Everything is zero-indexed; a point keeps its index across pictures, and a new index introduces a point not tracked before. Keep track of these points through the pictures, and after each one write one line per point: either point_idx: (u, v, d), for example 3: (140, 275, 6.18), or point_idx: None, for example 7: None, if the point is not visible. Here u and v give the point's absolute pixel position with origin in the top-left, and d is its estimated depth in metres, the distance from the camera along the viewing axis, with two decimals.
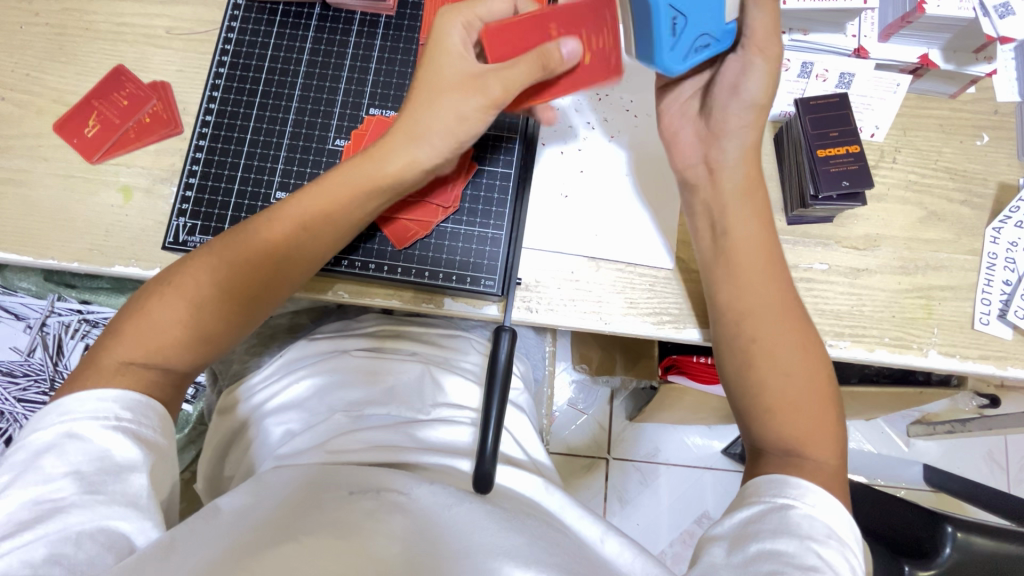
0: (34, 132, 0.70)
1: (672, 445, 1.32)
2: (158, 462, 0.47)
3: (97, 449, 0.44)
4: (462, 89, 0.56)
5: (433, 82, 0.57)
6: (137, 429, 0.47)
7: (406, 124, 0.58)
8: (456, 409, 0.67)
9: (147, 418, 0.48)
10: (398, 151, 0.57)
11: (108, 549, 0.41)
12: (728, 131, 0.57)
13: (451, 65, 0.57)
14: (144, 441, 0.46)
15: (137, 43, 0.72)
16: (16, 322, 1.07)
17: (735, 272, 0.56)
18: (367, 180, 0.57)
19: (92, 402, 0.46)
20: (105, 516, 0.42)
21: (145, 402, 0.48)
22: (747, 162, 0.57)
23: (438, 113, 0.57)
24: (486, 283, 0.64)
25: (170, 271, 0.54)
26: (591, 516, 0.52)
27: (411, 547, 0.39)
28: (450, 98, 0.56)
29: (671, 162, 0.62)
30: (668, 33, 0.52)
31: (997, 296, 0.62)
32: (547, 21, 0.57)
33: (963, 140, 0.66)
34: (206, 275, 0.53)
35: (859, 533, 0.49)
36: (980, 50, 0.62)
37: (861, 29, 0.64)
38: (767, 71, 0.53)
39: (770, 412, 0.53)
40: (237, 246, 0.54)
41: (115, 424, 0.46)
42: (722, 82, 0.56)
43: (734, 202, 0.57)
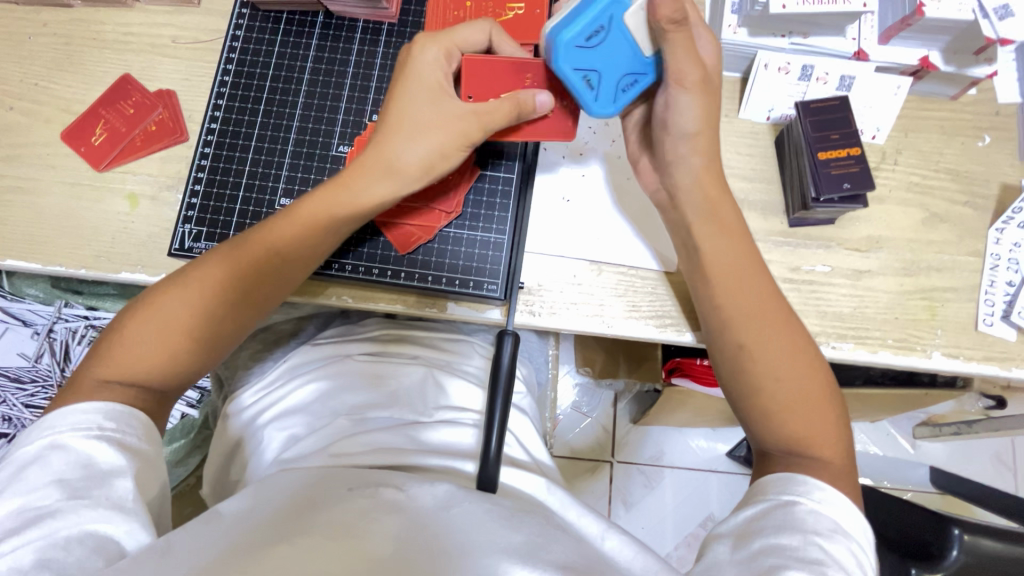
0: (42, 141, 0.70)
1: (676, 448, 1.32)
2: (144, 466, 0.47)
3: (81, 456, 0.45)
4: (439, 126, 0.56)
5: (407, 115, 0.56)
6: (120, 437, 0.47)
7: (374, 160, 0.57)
8: (460, 412, 0.67)
9: (130, 427, 0.48)
10: (374, 165, 0.56)
11: (96, 552, 0.41)
12: (675, 158, 0.57)
13: (425, 95, 0.57)
14: (127, 449, 0.47)
15: (144, 52, 0.73)
16: (23, 329, 1.08)
17: (711, 286, 0.57)
18: (345, 206, 0.57)
19: (75, 415, 0.47)
20: (90, 520, 0.42)
21: (127, 411, 0.49)
22: (705, 183, 0.57)
23: (414, 148, 0.56)
24: (489, 287, 0.64)
25: (148, 295, 0.54)
26: (592, 515, 0.52)
27: (406, 547, 0.40)
28: (429, 133, 0.56)
29: (641, 185, 0.64)
30: (585, 89, 0.54)
31: (1001, 297, 0.62)
32: (524, 69, 0.58)
33: (965, 141, 0.66)
34: (201, 288, 0.54)
35: (868, 530, 0.48)
36: (980, 52, 0.61)
37: (860, 31, 0.63)
38: (695, 103, 0.54)
39: (770, 415, 0.53)
40: (234, 261, 0.55)
41: (97, 434, 0.46)
42: (657, 119, 0.57)
43: (698, 222, 0.57)
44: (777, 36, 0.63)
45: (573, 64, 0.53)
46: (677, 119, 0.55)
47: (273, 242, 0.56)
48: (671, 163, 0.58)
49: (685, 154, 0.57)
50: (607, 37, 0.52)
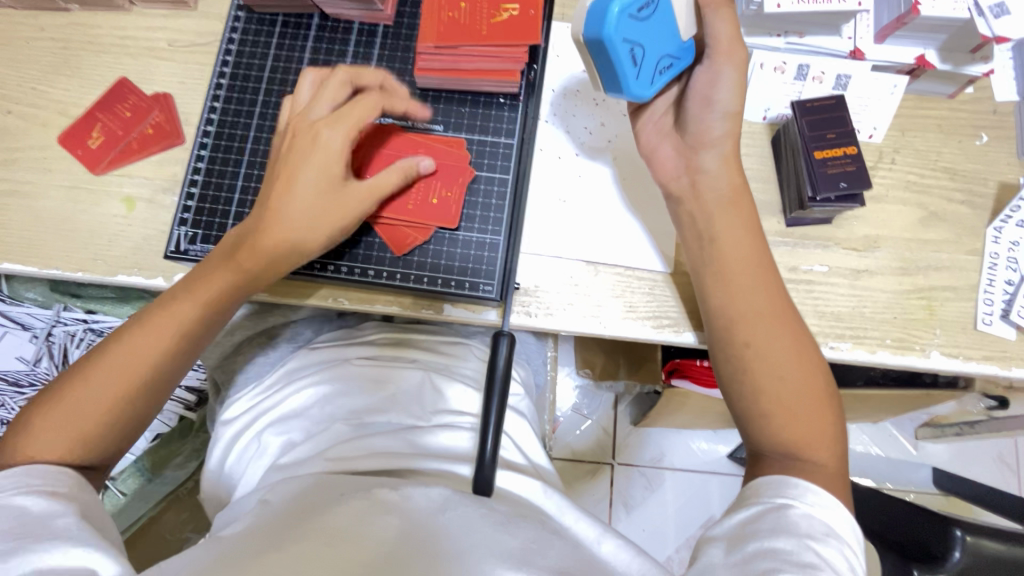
0: (39, 144, 0.71)
1: (677, 450, 1.32)
2: (80, 509, 0.46)
3: (14, 509, 0.43)
4: (321, 196, 0.59)
5: (288, 191, 0.59)
6: (50, 489, 0.46)
7: (268, 236, 0.58)
8: (456, 415, 0.67)
9: (58, 481, 0.47)
10: (301, 207, 0.59)
11: (68, 574, 0.39)
12: (708, 142, 0.58)
13: (332, 162, 0.59)
14: (57, 495, 0.46)
15: (140, 56, 0.73)
16: (22, 332, 1.08)
17: (727, 278, 0.56)
18: (275, 241, 0.58)
19: (5, 478, 0.46)
20: (50, 549, 0.40)
21: (55, 470, 0.48)
22: (731, 173, 0.58)
23: (298, 217, 0.58)
24: (485, 289, 0.64)
25: (57, 385, 0.53)
26: (590, 519, 0.52)
27: (399, 553, 0.40)
28: (343, 210, 0.59)
29: (654, 176, 0.62)
30: (631, 64, 0.52)
31: (999, 296, 0.62)
32: (418, 169, 0.65)
33: (963, 139, 0.66)
34: (147, 340, 0.54)
35: (861, 533, 0.48)
36: (976, 49, 0.61)
37: (857, 30, 0.63)
38: (735, 78, 0.56)
39: (770, 416, 0.52)
40: (174, 309, 0.56)
41: (26, 489, 0.45)
42: (694, 97, 0.58)
43: (722, 211, 0.57)
44: (773, 35, 0.64)
45: (625, 35, 0.50)
46: (715, 92, 0.57)
47: (212, 280, 0.57)
48: (703, 145, 0.58)
49: (718, 137, 0.58)
50: (654, 12, 0.51)
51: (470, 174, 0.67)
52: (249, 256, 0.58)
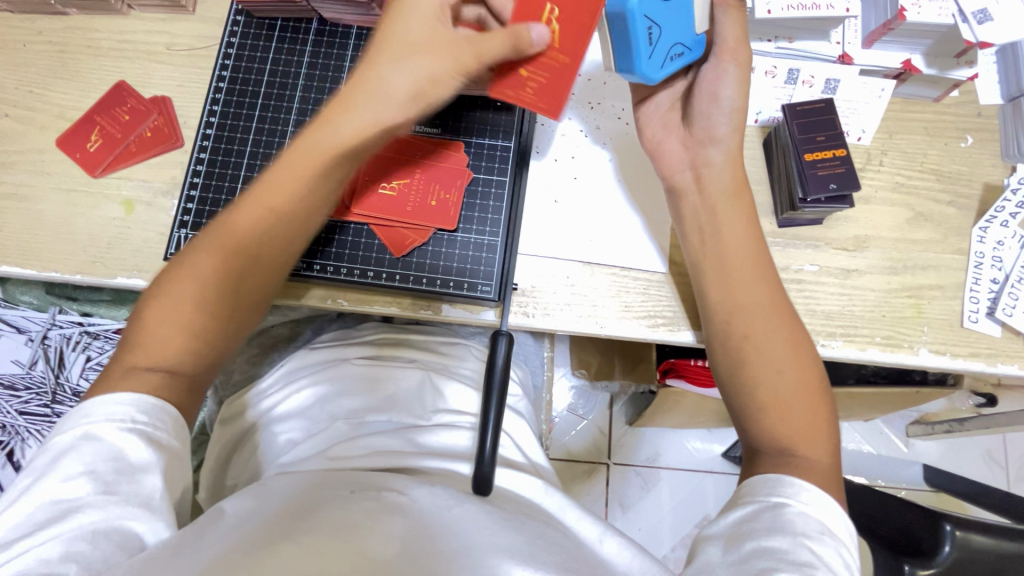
0: (38, 147, 0.71)
1: (672, 450, 1.33)
2: (171, 464, 0.47)
3: (114, 450, 0.45)
4: (429, 52, 0.55)
5: (393, 44, 0.55)
6: (151, 432, 0.47)
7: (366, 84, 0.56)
8: (457, 415, 0.68)
9: (162, 422, 0.48)
10: (362, 113, 0.55)
11: (121, 548, 0.41)
12: (717, 138, 0.59)
13: (411, 22, 0.55)
14: (157, 444, 0.47)
15: (139, 60, 0.73)
16: (18, 336, 1.08)
17: (727, 273, 0.57)
18: (328, 150, 0.56)
19: (110, 404, 0.47)
20: (119, 516, 0.43)
21: (161, 406, 0.48)
22: (734, 168, 0.59)
23: (402, 73, 0.55)
24: (484, 289, 0.65)
25: (168, 271, 0.55)
26: (590, 517, 0.53)
27: (408, 549, 0.40)
28: (413, 59, 0.55)
29: (658, 170, 0.63)
30: (646, 42, 0.53)
31: (985, 294, 0.63)
32: (414, 167, 0.67)
33: (948, 142, 0.68)
34: (198, 275, 0.54)
35: (853, 529, 0.50)
36: (962, 54, 0.63)
37: (844, 36, 0.65)
38: (738, 75, 0.57)
39: (763, 410, 0.54)
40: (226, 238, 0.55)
41: (131, 426, 0.46)
42: (701, 93, 0.59)
43: (723, 206, 0.58)
44: (765, 39, 0.66)
45: (646, 10, 0.51)
46: (722, 92, 0.57)
47: (255, 219, 0.55)
48: (711, 140, 0.59)
49: (724, 134, 0.59)
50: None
51: (468, 178, 0.68)
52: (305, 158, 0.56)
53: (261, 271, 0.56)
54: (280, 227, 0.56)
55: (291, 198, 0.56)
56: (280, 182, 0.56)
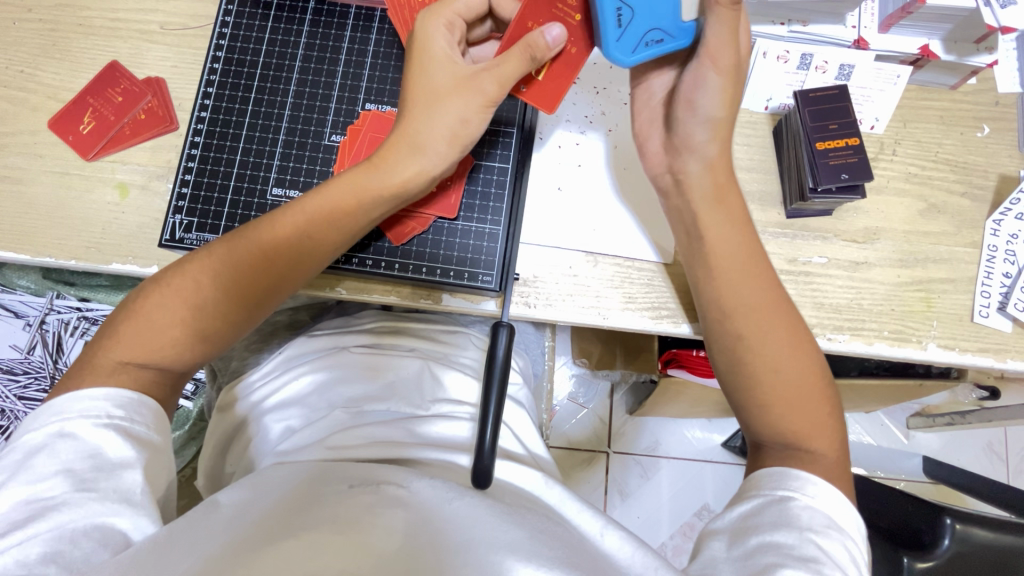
0: (29, 129, 0.69)
1: (672, 439, 1.32)
2: (152, 458, 0.47)
3: (90, 447, 0.45)
4: (460, 91, 0.56)
5: (429, 86, 0.57)
6: (129, 426, 0.47)
7: (408, 131, 0.56)
8: (456, 404, 0.67)
9: (139, 414, 0.48)
10: (403, 161, 0.56)
11: (103, 545, 0.41)
12: (693, 147, 0.56)
13: (442, 69, 0.57)
14: (135, 439, 0.47)
15: (132, 39, 0.71)
16: (16, 320, 1.07)
17: (715, 273, 0.56)
18: (371, 190, 0.56)
19: (83, 401, 0.47)
20: (98, 513, 0.42)
21: (138, 400, 0.49)
22: (716, 172, 0.56)
23: (438, 118, 0.56)
24: (485, 279, 0.64)
25: (173, 267, 0.54)
26: (591, 511, 0.52)
27: (406, 544, 0.39)
28: (447, 104, 0.56)
29: (643, 166, 0.62)
30: (613, 26, 0.54)
31: (997, 288, 0.62)
32: None
33: (964, 131, 0.66)
34: (207, 277, 0.53)
35: (860, 523, 0.49)
36: (981, 40, 0.61)
37: (861, 20, 0.63)
38: (721, 87, 0.54)
39: (767, 405, 0.53)
40: (244, 247, 0.54)
41: (107, 422, 0.47)
42: (680, 100, 0.56)
43: (705, 210, 0.56)
44: (777, 23, 0.63)
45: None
46: (699, 100, 0.55)
47: (278, 237, 0.55)
48: (689, 149, 0.57)
49: (701, 143, 0.56)
50: None
51: (472, 164, 0.66)
52: (349, 189, 0.56)
53: (272, 286, 0.55)
54: (303, 248, 0.55)
55: (323, 222, 0.55)
56: (314, 207, 0.56)
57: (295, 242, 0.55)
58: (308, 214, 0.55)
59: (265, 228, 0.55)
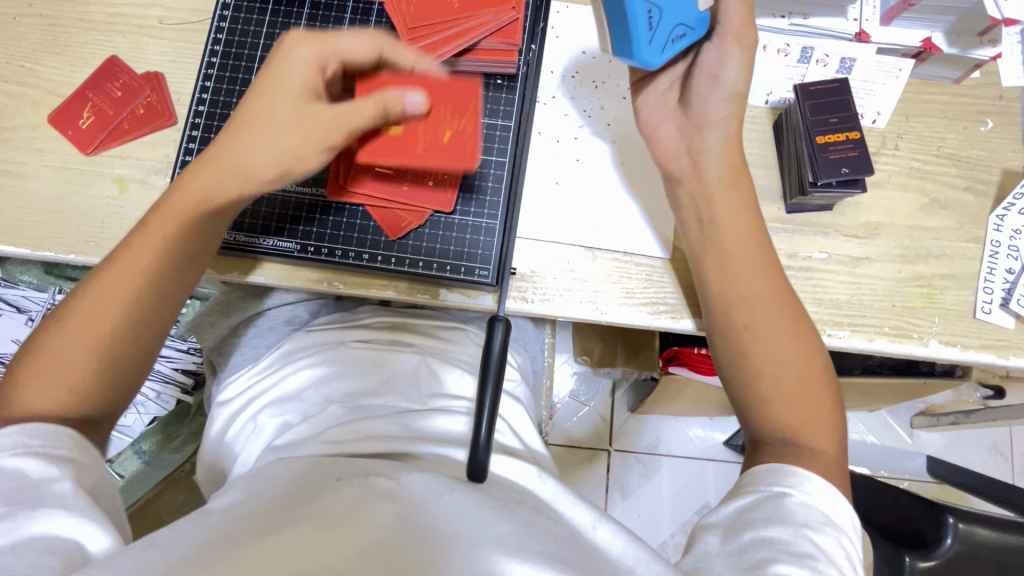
0: (29, 124, 0.69)
1: (673, 437, 1.32)
2: (78, 474, 0.47)
3: (8, 473, 0.44)
4: (320, 125, 0.56)
5: (259, 117, 0.56)
6: (48, 450, 0.47)
7: (234, 156, 0.56)
8: (453, 399, 0.66)
9: (57, 440, 0.48)
10: (243, 182, 0.57)
11: (51, 548, 0.40)
12: (711, 122, 0.57)
13: (282, 101, 0.56)
14: (55, 459, 0.46)
15: (131, 34, 0.71)
16: (17, 315, 1.06)
17: (726, 260, 0.55)
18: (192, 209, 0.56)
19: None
20: (37, 520, 0.41)
21: (54, 428, 0.48)
22: (732, 154, 0.57)
23: (269, 148, 0.56)
24: (481, 273, 0.63)
25: (67, 305, 0.54)
26: (584, 504, 0.52)
27: (391, 538, 0.39)
28: (279, 136, 0.56)
29: (653, 155, 0.60)
30: (645, 28, 0.50)
31: (999, 285, 0.61)
32: None
33: (967, 125, 0.65)
34: (105, 308, 0.53)
35: (857, 521, 0.48)
36: (985, 32, 0.60)
37: (862, 12, 0.63)
38: (743, 61, 0.54)
39: (766, 400, 0.52)
40: (129, 273, 0.54)
41: (22, 451, 0.46)
42: (699, 76, 0.56)
43: (721, 193, 0.56)
44: (777, 16, 0.63)
45: None
46: (722, 75, 0.55)
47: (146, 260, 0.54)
48: (706, 125, 0.57)
49: (718, 119, 0.57)
50: None
51: None
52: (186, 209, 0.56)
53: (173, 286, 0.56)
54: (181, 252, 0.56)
55: (166, 242, 0.55)
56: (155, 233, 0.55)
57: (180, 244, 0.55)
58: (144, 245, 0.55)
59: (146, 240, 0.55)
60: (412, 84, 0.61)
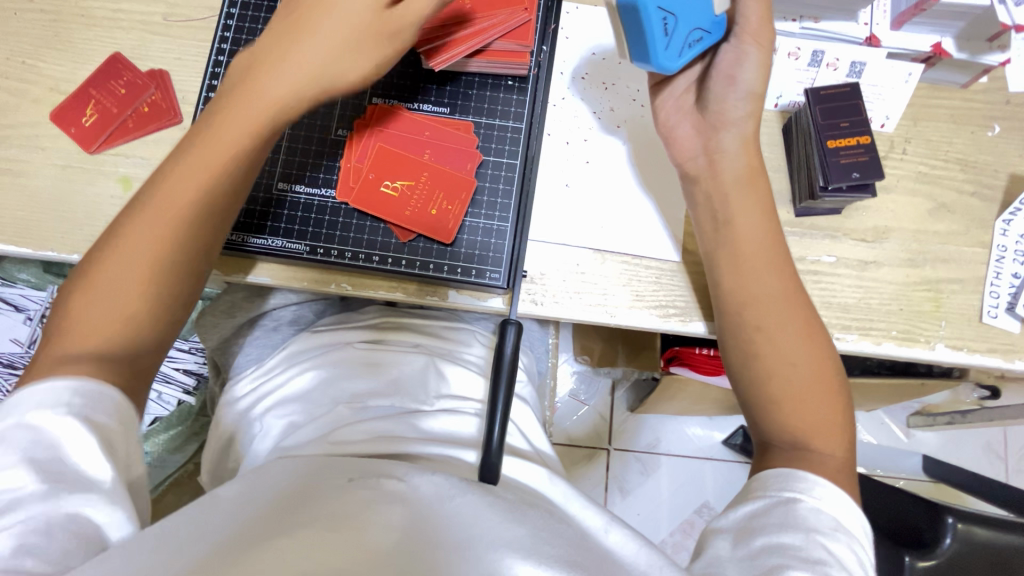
0: (30, 121, 0.68)
1: (673, 436, 1.32)
2: (119, 447, 0.44)
3: (50, 439, 0.42)
4: (366, 43, 0.54)
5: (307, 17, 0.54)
6: (91, 414, 0.44)
7: (277, 81, 0.53)
8: (460, 401, 0.66)
9: (102, 403, 0.45)
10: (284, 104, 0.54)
11: (80, 539, 0.39)
12: (729, 121, 0.56)
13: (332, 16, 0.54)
14: (98, 427, 0.44)
15: (134, 30, 0.71)
16: (16, 314, 1.06)
17: (739, 261, 0.55)
18: (229, 138, 0.53)
19: (40, 390, 0.44)
20: (75, 506, 0.40)
21: (98, 390, 0.46)
22: (749, 152, 0.57)
23: (317, 45, 0.54)
24: (492, 276, 0.63)
25: (97, 250, 0.51)
26: (595, 508, 0.52)
27: (403, 542, 0.39)
28: (327, 48, 0.54)
29: (671, 155, 0.60)
30: (661, 34, 0.52)
31: (1005, 289, 0.62)
32: (424, 147, 0.65)
33: (974, 130, 0.65)
34: (139, 252, 0.50)
35: (867, 527, 0.48)
36: (994, 38, 0.60)
37: (873, 17, 0.63)
38: (760, 59, 0.55)
39: (776, 403, 0.53)
40: (160, 217, 0.51)
41: (66, 411, 0.43)
42: (717, 75, 0.56)
43: (737, 192, 0.56)
44: (788, 19, 0.63)
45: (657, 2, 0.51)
46: (739, 75, 0.55)
47: (181, 202, 0.52)
48: (724, 124, 0.57)
49: (740, 117, 0.56)
50: None
51: (479, 160, 0.65)
52: (220, 146, 0.53)
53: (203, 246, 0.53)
54: (200, 212, 0.52)
55: (202, 178, 0.52)
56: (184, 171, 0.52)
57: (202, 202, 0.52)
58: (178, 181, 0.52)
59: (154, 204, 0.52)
60: (421, 141, 0.65)
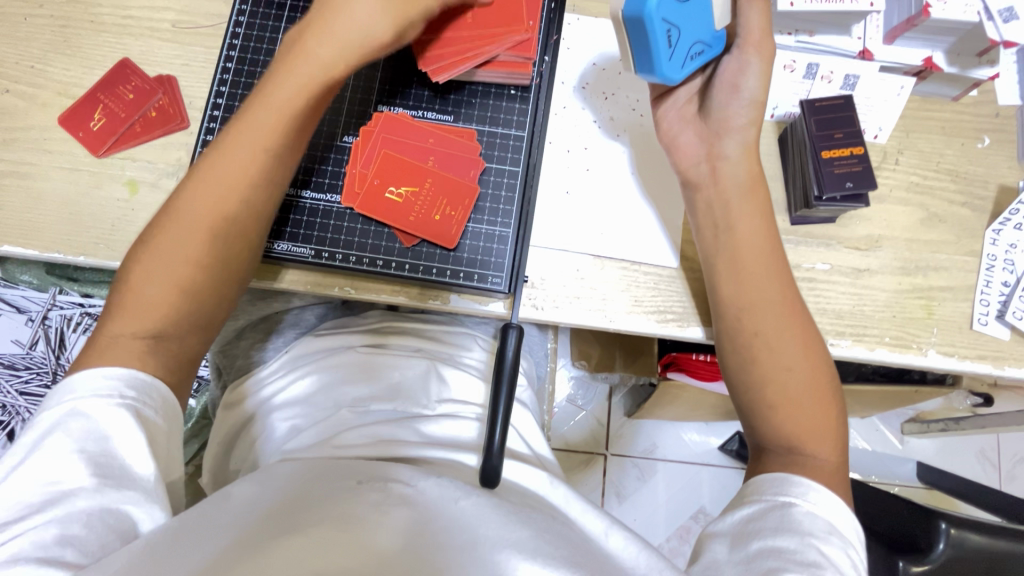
0: (39, 124, 0.69)
1: (669, 441, 1.33)
2: (161, 443, 0.47)
3: (100, 429, 0.45)
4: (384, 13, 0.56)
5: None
6: (139, 407, 0.48)
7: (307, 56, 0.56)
8: (462, 405, 0.67)
9: (150, 398, 0.49)
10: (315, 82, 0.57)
11: (116, 531, 0.41)
12: (731, 129, 0.58)
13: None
14: (145, 421, 0.47)
15: (143, 36, 0.72)
16: (18, 315, 1.07)
17: (740, 268, 0.57)
18: (268, 124, 0.56)
19: (95, 380, 0.48)
20: (115, 499, 0.42)
21: (149, 383, 0.49)
22: (750, 161, 0.58)
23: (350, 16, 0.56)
24: (494, 281, 0.64)
25: (147, 233, 0.55)
26: (595, 511, 0.53)
27: (408, 543, 0.40)
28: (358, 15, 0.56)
29: (673, 163, 0.62)
30: (666, 46, 0.51)
31: (995, 297, 0.63)
32: (428, 154, 0.66)
33: (965, 142, 0.67)
34: (184, 239, 0.53)
35: (861, 531, 0.49)
36: (984, 53, 0.62)
37: (866, 31, 0.64)
38: (761, 69, 0.56)
39: (773, 407, 0.54)
40: (203, 204, 0.54)
41: (119, 401, 0.47)
42: (720, 84, 0.58)
43: (738, 199, 0.58)
44: (784, 33, 0.64)
45: (664, 13, 0.49)
46: (744, 82, 0.56)
47: (225, 192, 0.55)
48: (727, 132, 0.58)
49: (741, 126, 0.58)
50: None
51: (482, 167, 0.67)
52: (257, 129, 0.56)
53: (250, 222, 0.56)
54: (243, 200, 0.55)
55: (246, 165, 0.55)
56: (229, 158, 0.55)
57: (248, 180, 0.55)
58: (222, 172, 0.55)
59: (200, 187, 0.54)
60: (426, 148, 0.66)
